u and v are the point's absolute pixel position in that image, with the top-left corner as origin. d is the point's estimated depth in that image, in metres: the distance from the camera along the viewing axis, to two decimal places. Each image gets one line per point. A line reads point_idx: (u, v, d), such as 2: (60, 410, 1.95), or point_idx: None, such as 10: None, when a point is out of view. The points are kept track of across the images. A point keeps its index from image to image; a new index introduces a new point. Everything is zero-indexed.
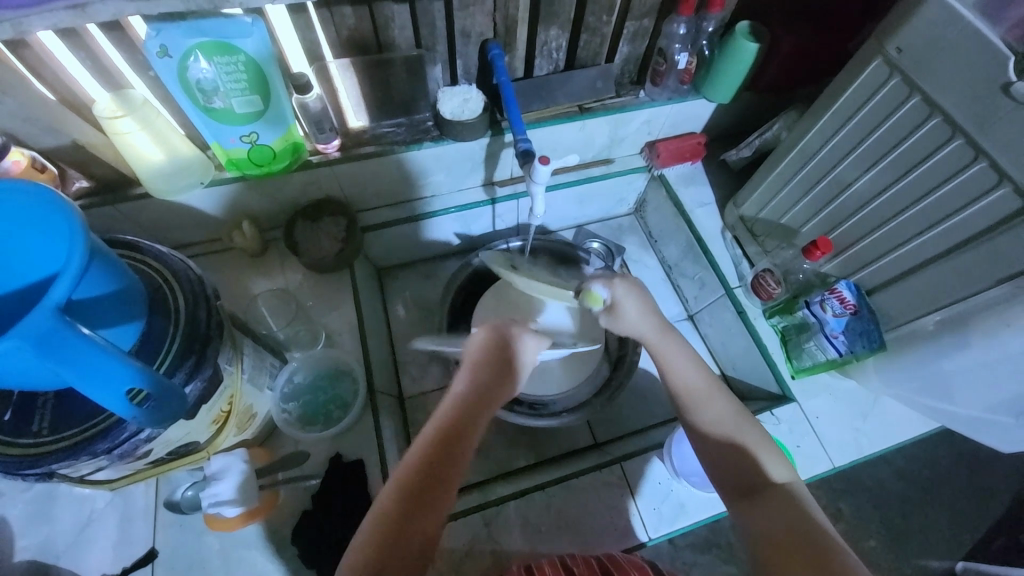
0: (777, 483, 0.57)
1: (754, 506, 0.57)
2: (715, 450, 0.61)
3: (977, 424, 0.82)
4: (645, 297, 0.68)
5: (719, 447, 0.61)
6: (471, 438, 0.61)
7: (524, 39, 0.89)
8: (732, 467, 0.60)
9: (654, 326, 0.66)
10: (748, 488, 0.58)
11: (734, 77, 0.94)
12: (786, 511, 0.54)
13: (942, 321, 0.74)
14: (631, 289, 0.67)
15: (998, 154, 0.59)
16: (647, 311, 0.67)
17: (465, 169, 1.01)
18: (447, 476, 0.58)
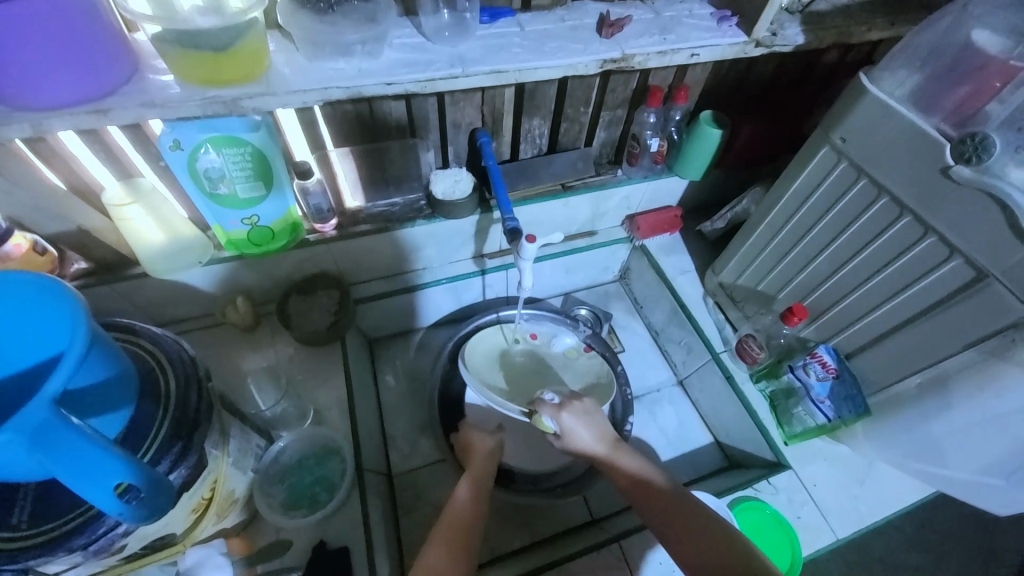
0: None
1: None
2: (699, 542, 0.60)
3: (973, 488, 0.81)
4: (592, 420, 0.76)
5: (696, 542, 0.60)
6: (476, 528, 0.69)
7: (509, 128, 0.97)
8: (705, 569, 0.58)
9: (605, 449, 0.73)
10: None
11: (703, 158, 1.03)
12: None
13: (923, 382, 0.76)
14: (578, 416, 0.76)
15: (945, 230, 0.65)
16: (597, 436, 0.74)
17: (455, 244, 1.05)
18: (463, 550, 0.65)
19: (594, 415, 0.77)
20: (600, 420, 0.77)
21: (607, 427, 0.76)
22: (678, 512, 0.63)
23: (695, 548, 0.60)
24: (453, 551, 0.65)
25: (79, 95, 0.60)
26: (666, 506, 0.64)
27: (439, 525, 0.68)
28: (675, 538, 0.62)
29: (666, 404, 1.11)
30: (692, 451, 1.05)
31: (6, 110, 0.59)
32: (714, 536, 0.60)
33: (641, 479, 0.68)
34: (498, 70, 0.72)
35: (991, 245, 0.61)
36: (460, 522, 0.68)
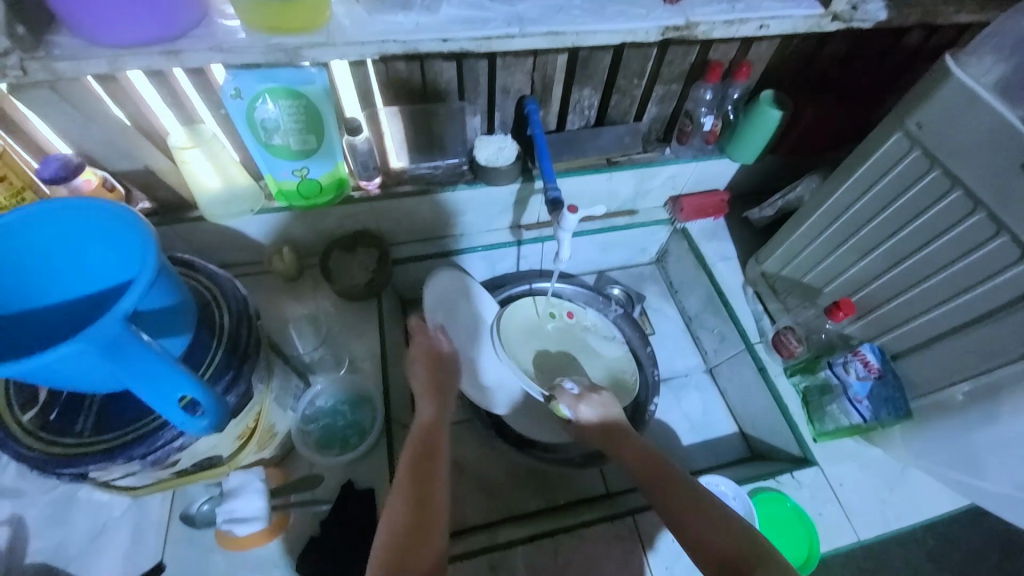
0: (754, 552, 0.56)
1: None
2: (700, 524, 0.60)
3: (1009, 504, 0.78)
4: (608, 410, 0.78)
5: (697, 523, 0.61)
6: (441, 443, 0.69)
7: (558, 97, 0.95)
8: (709, 550, 0.58)
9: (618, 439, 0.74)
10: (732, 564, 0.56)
11: (758, 141, 0.98)
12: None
13: (971, 392, 0.73)
14: (595, 406, 0.78)
15: (1020, 230, 0.60)
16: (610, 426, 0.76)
17: (494, 212, 1.06)
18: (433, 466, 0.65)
19: (613, 408, 0.78)
20: (617, 410, 0.78)
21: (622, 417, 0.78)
22: (681, 493, 0.64)
23: (695, 527, 0.61)
24: (417, 463, 0.65)
25: (152, 36, 0.62)
26: (669, 486, 0.65)
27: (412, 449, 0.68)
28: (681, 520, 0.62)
29: (693, 390, 1.10)
30: (714, 439, 1.04)
31: (86, 45, 0.63)
32: (719, 513, 0.61)
33: (645, 460, 0.70)
34: (553, 32, 0.70)
35: None
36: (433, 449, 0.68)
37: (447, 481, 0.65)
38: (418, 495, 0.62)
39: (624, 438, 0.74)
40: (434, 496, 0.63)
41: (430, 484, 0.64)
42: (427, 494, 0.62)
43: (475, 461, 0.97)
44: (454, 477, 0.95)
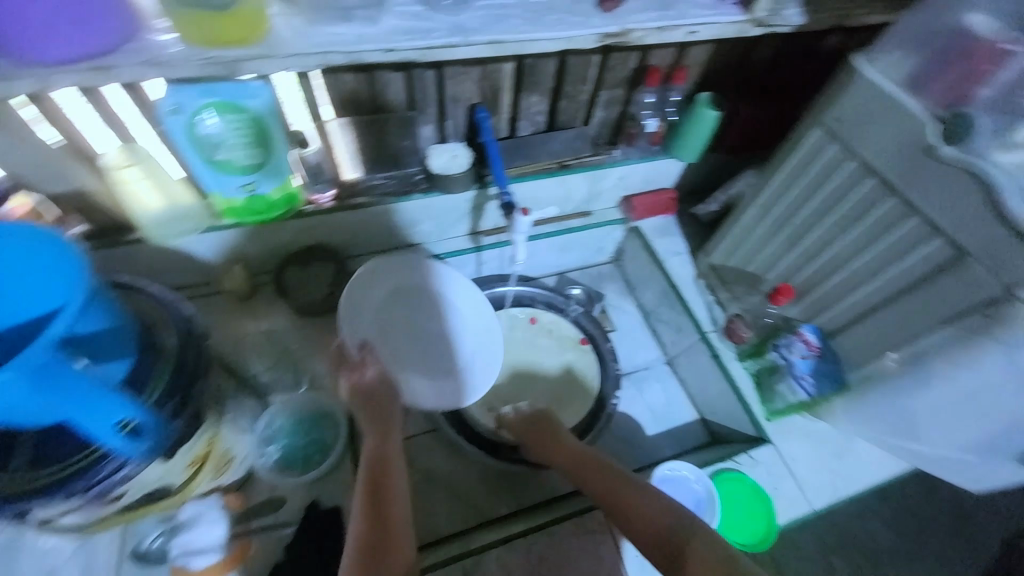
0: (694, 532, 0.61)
1: (685, 561, 0.59)
2: (632, 514, 0.67)
3: (944, 463, 0.86)
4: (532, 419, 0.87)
5: (632, 515, 0.67)
6: (391, 465, 0.70)
7: (508, 104, 0.98)
8: (657, 538, 0.63)
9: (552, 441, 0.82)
10: (673, 548, 0.61)
11: (698, 140, 1.03)
12: (704, 552, 0.58)
13: (900, 360, 0.78)
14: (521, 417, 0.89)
15: (929, 211, 0.67)
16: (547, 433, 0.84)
17: (451, 220, 1.07)
18: (389, 488, 0.67)
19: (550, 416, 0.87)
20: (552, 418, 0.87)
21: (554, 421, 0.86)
22: (627, 491, 0.69)
23: (631, 518, 0.67)
24: (370, 492, 0.66)
25: (84, 52, 0.60)
26: (616, 486, 0.71)
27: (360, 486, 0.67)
28: (619, 513, 0.68)
29: (655, 381, 1.13)
30: (677, 427, 1.08)
31: (10, 63, 0.59)
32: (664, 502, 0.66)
33: (593, 464, 0.75)
34: (497, 40, 0.72)
35: (972, 223, 0.63)
36: (380, 485, 0.67)
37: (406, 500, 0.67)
38: (379, 517, 0.63)
39: (557, 439, 0.82)
40: (394, 516, 0.64)
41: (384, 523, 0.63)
42: (385, 519, 0.63)
43: (446, 470, 0.97)
44: (425, 487, 0.94)
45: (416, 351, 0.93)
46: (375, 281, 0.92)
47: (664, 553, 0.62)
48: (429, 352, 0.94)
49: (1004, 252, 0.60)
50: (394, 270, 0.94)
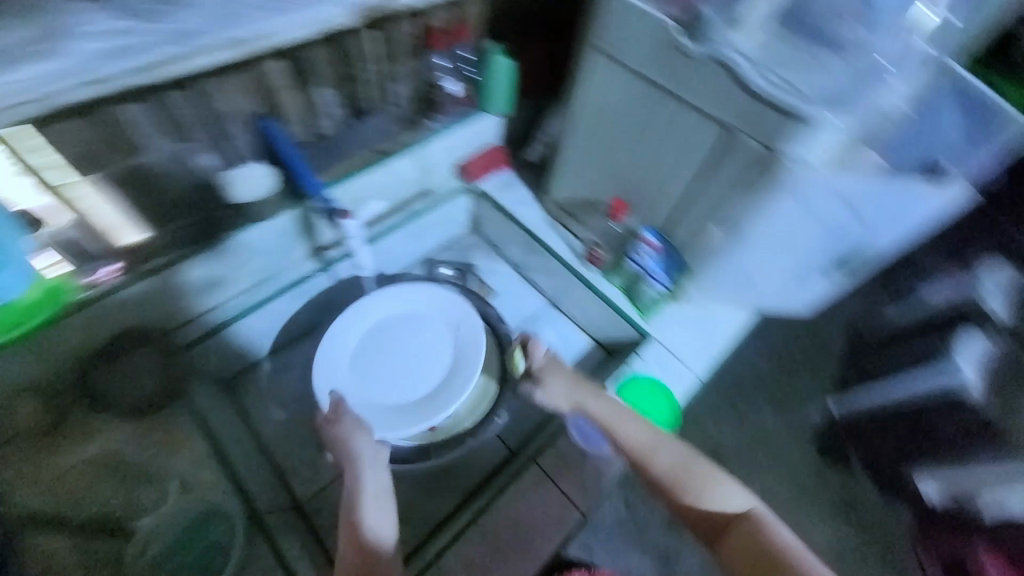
0: (740, 514, 0.69)
1: (725, 541, 0.68)
2: (676, 495, 0.72)
3: (777, 297, 1.05)
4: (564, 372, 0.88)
5: (678, 495, 0.72)
6: (375, 502, 0.75)
7: (295, 105, 0.88)
8: (705, 513, 0.70)
9: (575, 400, 0.85)
10: (717, 526, 0.69)
11: (502, 89, 1.02)
12: (749, 539, 0.66)
13: (722, 229, 0.86)
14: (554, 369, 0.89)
15: (695, 102, 0.75)
16: (570, 390, 0.86)
17: (283, 249, 0.94)
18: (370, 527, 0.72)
19: (563, 368, 0.89)
20: (571, 373, 0.88)
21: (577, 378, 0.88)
22: (685, 468, 0.73)
23: (677, 497, 0.72)
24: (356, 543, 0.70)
25: None
26: (648, 458, 0.75)
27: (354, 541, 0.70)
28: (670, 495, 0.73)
29: (546, 325, 1.18)
30: (578, 357, 1.15)
31: None
32: (721, 482, 0.71)
33: (642, 437, 0.77)
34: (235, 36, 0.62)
35: (728, 104, 0.72)
36: (373, 549, 0.70)
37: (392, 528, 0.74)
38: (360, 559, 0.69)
39: (587, 401, 0.84)
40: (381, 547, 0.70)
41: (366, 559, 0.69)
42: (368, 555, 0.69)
43: None
44: None
45: (402, 377, 0.98)
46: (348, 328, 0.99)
47: (706, 529, 0.71)
48: (415, 373, 0.98)
49: (756, 117, 0.70)
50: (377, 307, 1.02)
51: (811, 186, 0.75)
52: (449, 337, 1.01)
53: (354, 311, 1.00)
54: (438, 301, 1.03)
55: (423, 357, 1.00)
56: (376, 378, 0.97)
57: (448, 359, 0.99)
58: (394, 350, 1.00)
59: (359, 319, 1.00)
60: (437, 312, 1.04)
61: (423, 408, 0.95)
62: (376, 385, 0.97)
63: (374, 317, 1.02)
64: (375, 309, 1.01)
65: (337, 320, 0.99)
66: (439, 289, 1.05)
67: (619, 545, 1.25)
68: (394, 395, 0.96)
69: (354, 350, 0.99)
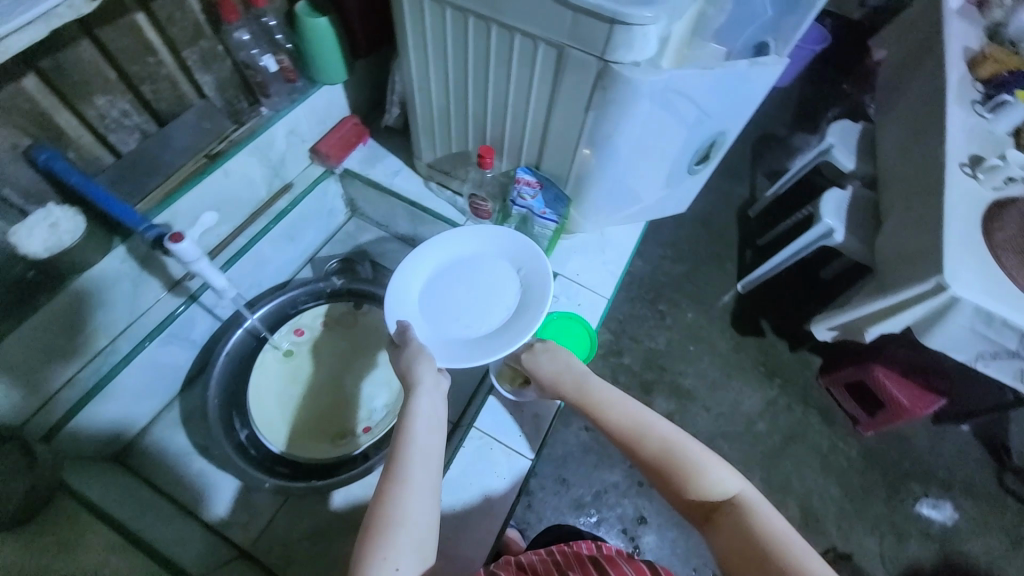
0: (727, 501, 0.58)
1: (712, 529, 0.57)
2: (663, 482, 0.62)
3: (662, 204, 1.09)
4: (554, 354, 0.78)
5: (666, 482, 0.61)
6: (423, 459, 0.62)
7: (72, 124, 0.73)
8: (692, 500, 0.60)
9: (567, 382, 0.74)
10: (705, 511, 0.59)
11: (331, 56, 0.94)
12: (736, 526, 0.55)
13: (590, 149, 0.86)
14: (540, 352, 0.79)
15: (520, 26, 0.71)
16: (557, 371, 0.76)
17: (129, 293, 0.83)
18: (406, 470, 0.60)
19: (555, 350, 0.79)
20: (563, 352, 0.78)
21: (570, 358, 0.76)
22: (677, 453, 0.62)
23: (665, 484, 0.62)
24: (396, 493, 0.58)
25: None
26: (632, 438, 0.65)
27: (395, 468, 0.60)
28: (657, 482, 0.63)
29: None
30: None
31: None
32: (712, 465, 0.60)
33: (631, 423, 0.66)
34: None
35: (549, 20, 0.68)
36: (393, 506, 0.57)
37: (437, 484, 0.61)
38: (385, 511, 0.57)
39: (576, 381, 0.73)
40: (415, 509, 0.57)
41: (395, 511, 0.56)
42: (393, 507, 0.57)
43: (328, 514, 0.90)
44: None
45: (470, 312, 0.91)
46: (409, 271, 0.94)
47: (693, 512, 0.60)
48: (481, 311, 0.91)
49: (577, 29, 0.68)
50: (437, 247, 0.96)
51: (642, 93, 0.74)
52: (514, 273, 0.94)
53: (413, 256, 0.94)
54: (495, 240, 0.96)
55: (490, 295, 0.92)
56: (448, 312, 0.91)
57: (517, 294, 0.92)
58: (458, 287, 0.93)
59: (417, 263, 0.94)
60: (495, 247, 0.96)
61: (500, 338, 0.87)
62: (443, 324, 0.90)
63: (429, 266, 0.96)
64: (433, 253, 0.96)
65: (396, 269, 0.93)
66: (499, 227, 0.96)
67: (592, 469, 1.32)
68: (462, 333, 0.89)
69: (416, 297, 0.93)
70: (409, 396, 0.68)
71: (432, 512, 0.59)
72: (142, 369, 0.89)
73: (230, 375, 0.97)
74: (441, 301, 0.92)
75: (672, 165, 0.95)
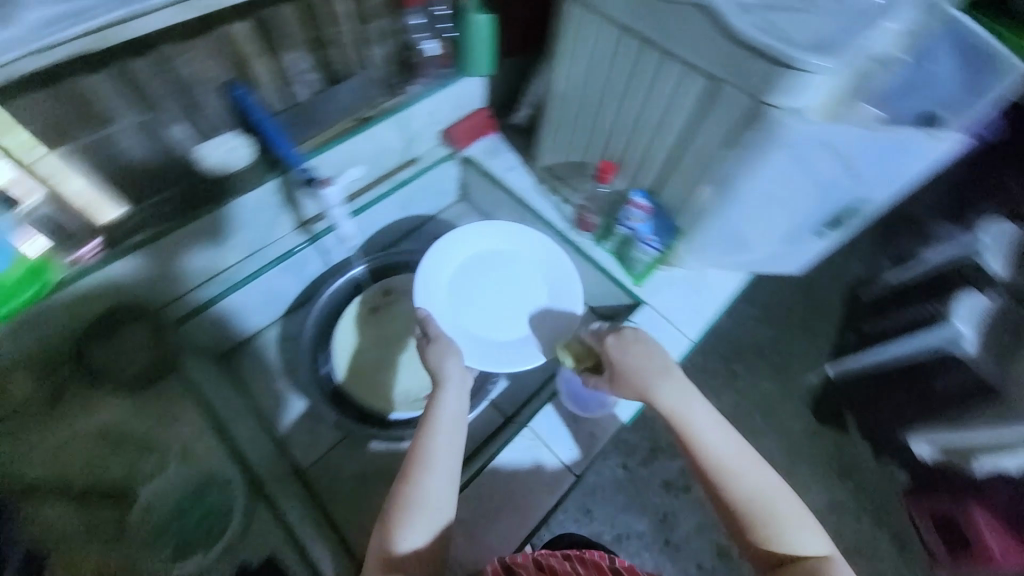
0: (808, 558, 0.63)
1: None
2: (747, 525, 0.65)
3: (774, 261, 1.04)
4: (648, 349, 0.75)
5: (748, 525, 0.65)
6: (444, 446, 0.68)
7: (266, 70, 0.85)
8: (764, 545, 0.64)
9: (662, 395, 0.72)
10: (774, 560, 0.64)
11: (484, 50, 0.98)
12: None
13: (714, 190, 0.84)
14: (636, 344, 0.76)
15: (681, 53, 0.72)
16: (655, 374, 0.73)
17: (267, 220, 0.94)
18: (427, 458, 0.67)
19: (648, 348, 0.76)
20: (657, 353, 0.75)
21: (666, 365, 0.74)
22: (770, 503, 0.65)
23: (746, 528, 0.65)
24: (416, 478, 0.66)
25: None
26: (729, 480, 0.67)
27: (419, 452, 0.68)
28: (734, 522, 0.66)
29: None
30: None
31: None
32: (800, 523, 0.64)
33: (729, 461, 0.67)
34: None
35: (713, 51, 0.68)
36: (417, 487, 0.65)
37: (454, 469, 0.68)
38: (407, 489, 0.66)
39: (677, 398, 0.71)
40: (433, 489, 0.66)
41: (416, 493, 0.65)
42: (413, 489, 0.65)
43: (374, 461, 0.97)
44: None
45: (492, 314, 0.97)
46: (450, 253, 1.00)
47: (761, 557, 0.65)
48: (503, 316, 0.97)
49: (743, 67, 0.67)
50: (482, 238, 1.02)
51: (808, 140, 0.72)
52: (544, 285, 1.01)
53: (452, 238, 1.00)
54: (533, 247, 1.03)
55: (515, 301, 0.99)
56: (473, 308, 0.97)
57: (545, 298, 0.99)
58: (488, 285, 0.99)
59: (454, 250, 1.00)
60: (531, 254, 1.03)
61: (516, 349, 0.94)
62: (471, 314, 0.96)
63: (464, 253, 1.01)
64: (472, 244, 1.02)
65: (433, 246, 0.98)
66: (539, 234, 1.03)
67: (623, 506, 1.27)
68: (483, 333, 0.95)
69: (447, 284, 0.98)
70: (439, 382, 0.75)
71: (450, 492, 0.67)
72: (254, 291, 0.98)
73: (326, 314, 1.08)
74: (471, 295, 0.98)
75: (804, 227, 0.92)
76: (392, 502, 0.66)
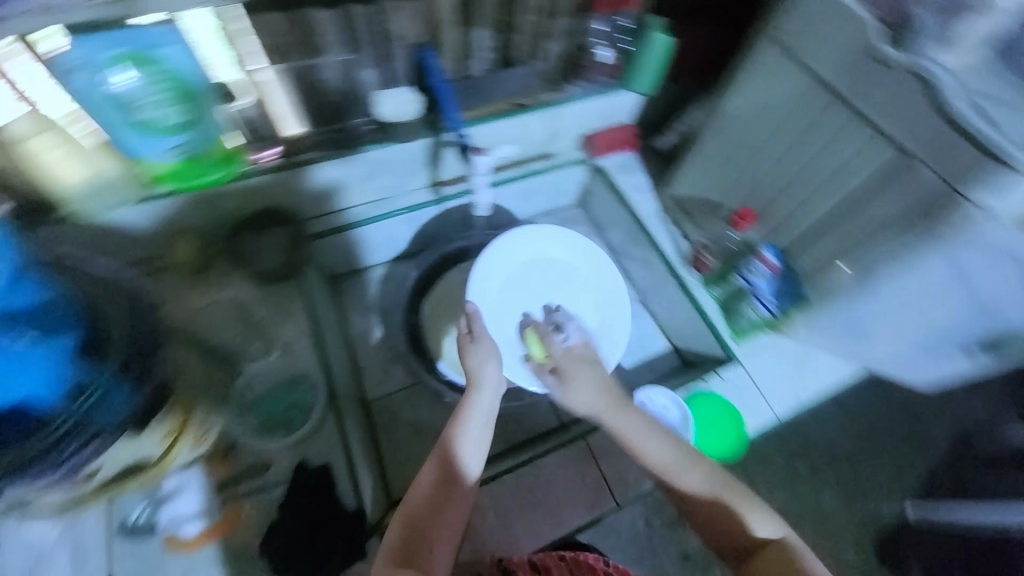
0: (770, 540, 0.63)
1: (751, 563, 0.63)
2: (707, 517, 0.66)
3: (888, 360, 0.95)
4: (598, 373, 0.70)
5: (707, 512, 0.65)
6: (468, 453, 0.69)
7: (453, 41, 0.91)
8: (729, 528, 0.65)
9: (603, 407, 0.68)
10: (743, 548, 0.64)
11: (654, 68, 1.01)
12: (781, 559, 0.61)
13: (853, 272, 0.80)
14: (585, 367, 0.70)
15: (882, 123, 0.68)
16: (598, 393, 0.68)
17: (409, 171, 1.01)
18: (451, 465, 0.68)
19: (595, 370, 0.70)
20: (604, 376, 0.70)
21: (612, 385, 0.69)
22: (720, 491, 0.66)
23: (708, 516, 0.66)
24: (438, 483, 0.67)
25: None
26: (672, 475, 0.66)
27: (444, 455, 0.68)
28: (696, 510, 0.67)
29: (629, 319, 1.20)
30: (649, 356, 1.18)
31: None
32: (753, 505, 0.65)
33: (667, 462, 0.66)
34: None
35: (921, 131, 0.64)
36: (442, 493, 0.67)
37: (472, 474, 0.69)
38: (430, 493, 0.67)
39: (613, 411, 0.68)
40: (453, 495, 0.67)
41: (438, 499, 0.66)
42: (437, 494, 0.66)
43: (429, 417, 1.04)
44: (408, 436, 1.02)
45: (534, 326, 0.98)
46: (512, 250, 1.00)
47: (733, 547, 0.65)
48: None
49: (948, 152, 0.62)
50: (544, 247, 1.03)
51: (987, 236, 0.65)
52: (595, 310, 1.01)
53: (513, 238, 1.00)
54: (595, 270, 1.03)
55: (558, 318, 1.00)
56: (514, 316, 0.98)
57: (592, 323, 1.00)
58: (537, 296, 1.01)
59: (508, 251, 1.00)
60: (592, 276, 1.04)
61: None
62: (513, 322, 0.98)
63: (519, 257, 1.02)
64: (533, 249, 1.02)
65: (484, 251, 0.97)
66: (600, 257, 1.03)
67: None
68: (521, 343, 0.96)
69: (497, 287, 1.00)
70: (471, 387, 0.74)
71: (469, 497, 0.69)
72: (377, 230, 1.08)
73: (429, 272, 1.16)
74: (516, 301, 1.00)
75: (934, 330, 0.83)
76: (412, 502, 0.67)
